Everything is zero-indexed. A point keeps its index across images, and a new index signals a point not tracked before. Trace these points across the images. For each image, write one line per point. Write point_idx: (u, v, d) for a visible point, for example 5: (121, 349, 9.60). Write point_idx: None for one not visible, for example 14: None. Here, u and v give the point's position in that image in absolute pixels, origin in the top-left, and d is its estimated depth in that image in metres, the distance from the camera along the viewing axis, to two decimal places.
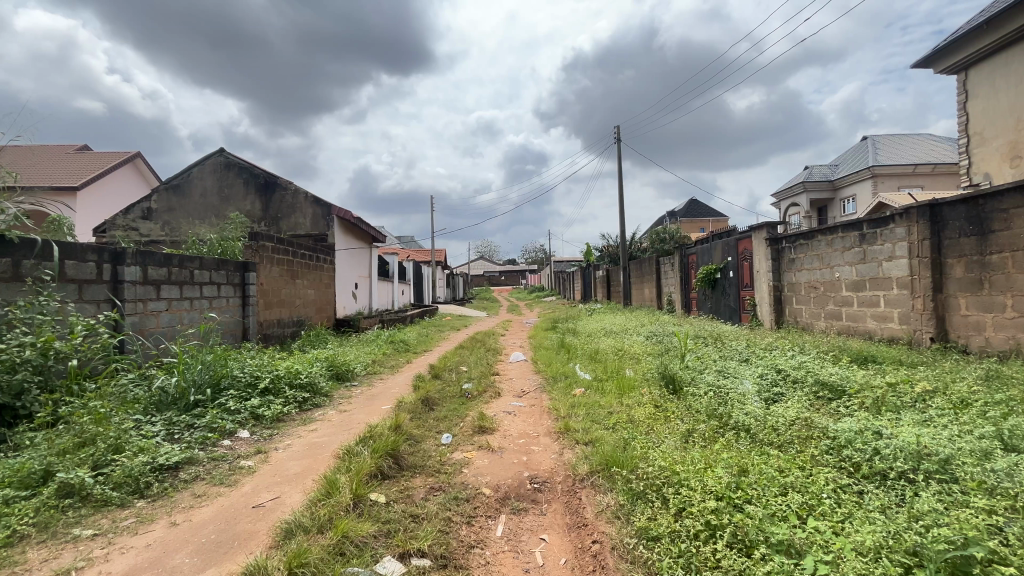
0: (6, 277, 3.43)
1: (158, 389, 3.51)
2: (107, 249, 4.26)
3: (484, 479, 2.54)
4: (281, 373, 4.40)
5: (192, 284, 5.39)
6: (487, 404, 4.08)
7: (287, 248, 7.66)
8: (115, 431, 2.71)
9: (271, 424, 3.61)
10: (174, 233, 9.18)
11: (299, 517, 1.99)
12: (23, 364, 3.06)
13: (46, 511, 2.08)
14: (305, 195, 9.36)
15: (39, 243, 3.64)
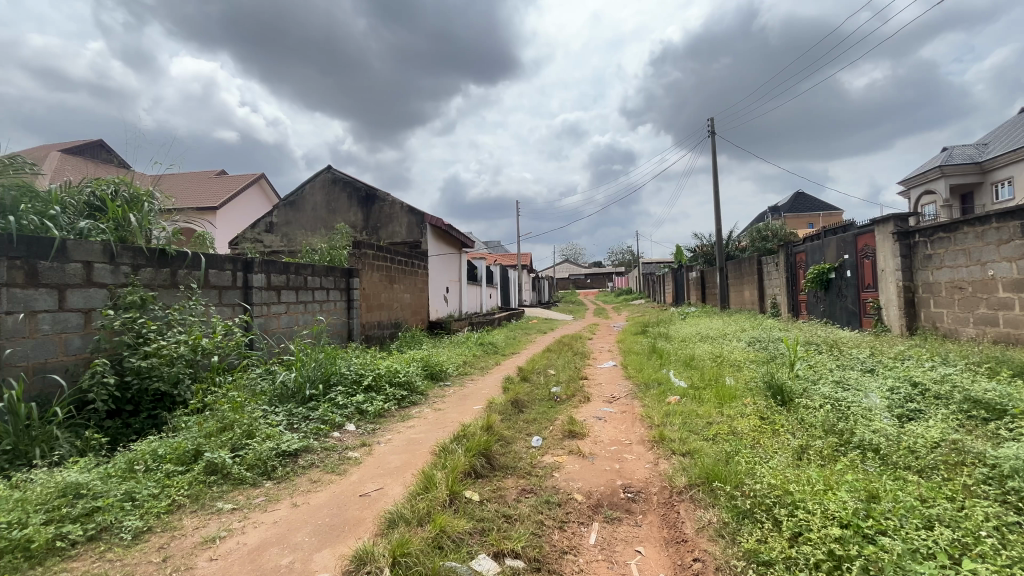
0: (166, 284, 4.07)
1: (280, 382, 3.94)
2: (241, 259, 4.88)
3: (576, 484, 2.51)
4: (382, 371, 4.72)
5: (306, 289, 5.99)
6: (576, 409, 4.03)
7: (385, 255, 8.21)
8: (248, 419, 3.09)
9: (374, 419, 3.88)
10: (291, 243, 10.25)
11: (400, 508, 2.11)
12: (179, 358, 3.62)
13: (197, 485, 2.42)
14: (401, 205, 10.00)
15: (190, 255, 4.27)
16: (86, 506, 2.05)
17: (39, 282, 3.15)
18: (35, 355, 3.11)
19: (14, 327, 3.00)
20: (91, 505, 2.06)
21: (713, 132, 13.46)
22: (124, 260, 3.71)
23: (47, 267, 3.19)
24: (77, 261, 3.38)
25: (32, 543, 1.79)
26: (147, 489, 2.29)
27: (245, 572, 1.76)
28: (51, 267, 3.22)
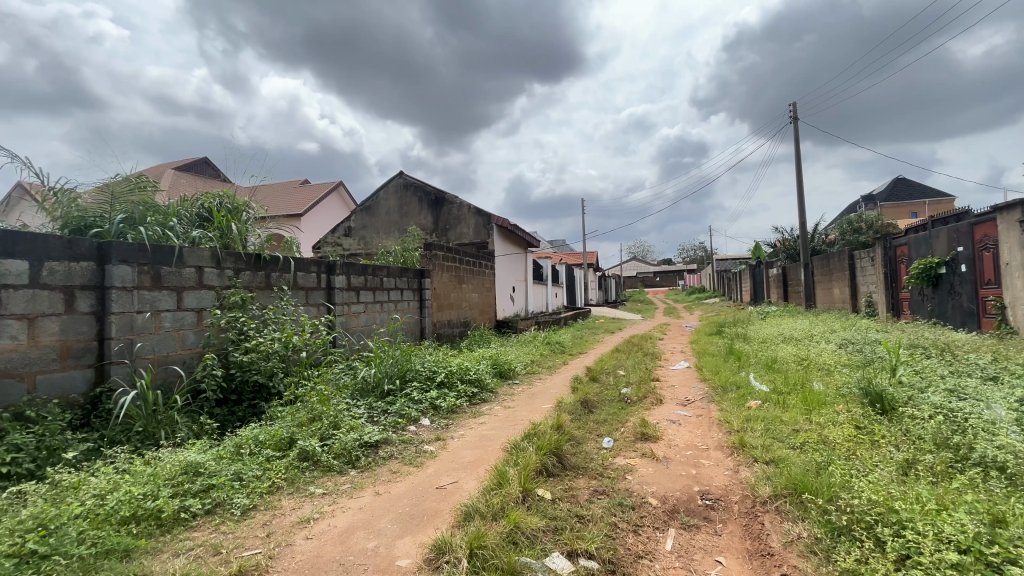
0: (262, 286, 4.48)
1: (361, 377, 4.20)
2: (324, 262, 5.26)
3: (650, 488, 2.45)
4: (453, 369, 4.87)
5: (382, 289, 6.33)
6: (648, 411, 3.92)
7: (454, 256, 8.46)
8: (334, 411, 3.33)
9: (447, 415, 4.02)
10: (367, 246, 10.83)
11: (476, 502, 2.17)
12: (274, 353, 3.97)
13: (292, 469, 2.65)
14: (469, 207, 10.26)
15: (281, 259, 4.66)
16: (204, 483, 2.32)
17: (162, 284, 3.59)
18: (159, 349, 3.55)
19: (143, 324, 3.45)
20: (206, 483, 2.33)
21: (796, 117, 12.49)
22: (228, 264, 4.13)
23: (168, 271, 3.63)
24: (191, 266, 3.81)
25: (162, 513, 2.06)
26: (252, 470, 2.54)
27: (336, 552, 1.90)
28: (171, 272, 3.66)
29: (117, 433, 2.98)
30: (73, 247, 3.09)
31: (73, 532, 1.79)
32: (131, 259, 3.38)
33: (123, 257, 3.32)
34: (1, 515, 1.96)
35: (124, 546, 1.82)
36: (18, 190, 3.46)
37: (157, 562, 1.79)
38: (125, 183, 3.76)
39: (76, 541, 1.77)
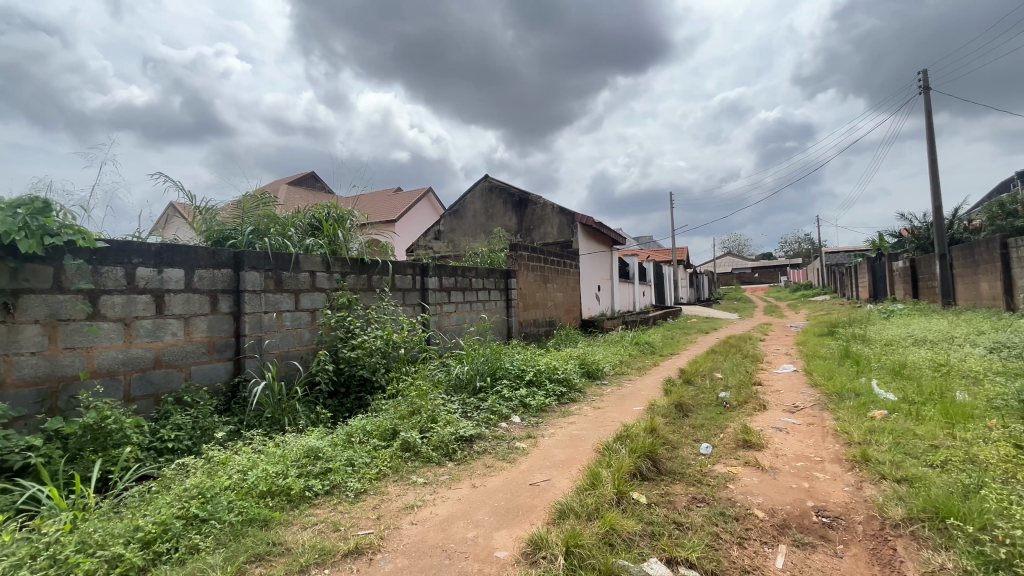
0: (365, 288, 4.87)
1: (455, 374, 4.40)
2: (419, 265, 5.57)
3: (756, 499, 2.29)
4: (542, 367, 4.92)
5: (471, 290, 6.56)
6: (750, 417, 3.66)
7: (539, 255, 8.53)
8: (431, 405, 3.51)
9: (536, 413, 4.07)
10: (456, 248, 11.27)
11: (570, 501, 2.18)
12: (377, 350, 4.30)
13: (397, 459, 2.86)
14: (552, 206, 10.29)
15: (381, 263, 5.04)
16: (323, 466, 2.58)
17: (283, 287, 4.04)
18: (282, 345, 4.01)
19: (269, 323, 3.92)
20: (325, 466, 2.59)
21: (927, 86, 10.87)
22: (336, 269, 4.55)
23: (288, 276, 4.08)
24: (306, 271, 4.25)
25: (291, 490, 2.32)
26: (362, 457, 2.78)
27: (440, 539, 2.01)
28: (290, 276, 4.11)
29: (252, 418, 3.42)
30: (216, 257, 3.59)
31: (224, 501, 2.10)
32: (259, 266, 3.85)
33: (253, 264, 3.80)
34: (171, 483, 2.34)
35: (263, 516, 2.09)
36: (168, 209, 4.06)
37: (289, 532, 2.02)
38: (252, 200, 4.29)
39: (227, 509, 2.08)
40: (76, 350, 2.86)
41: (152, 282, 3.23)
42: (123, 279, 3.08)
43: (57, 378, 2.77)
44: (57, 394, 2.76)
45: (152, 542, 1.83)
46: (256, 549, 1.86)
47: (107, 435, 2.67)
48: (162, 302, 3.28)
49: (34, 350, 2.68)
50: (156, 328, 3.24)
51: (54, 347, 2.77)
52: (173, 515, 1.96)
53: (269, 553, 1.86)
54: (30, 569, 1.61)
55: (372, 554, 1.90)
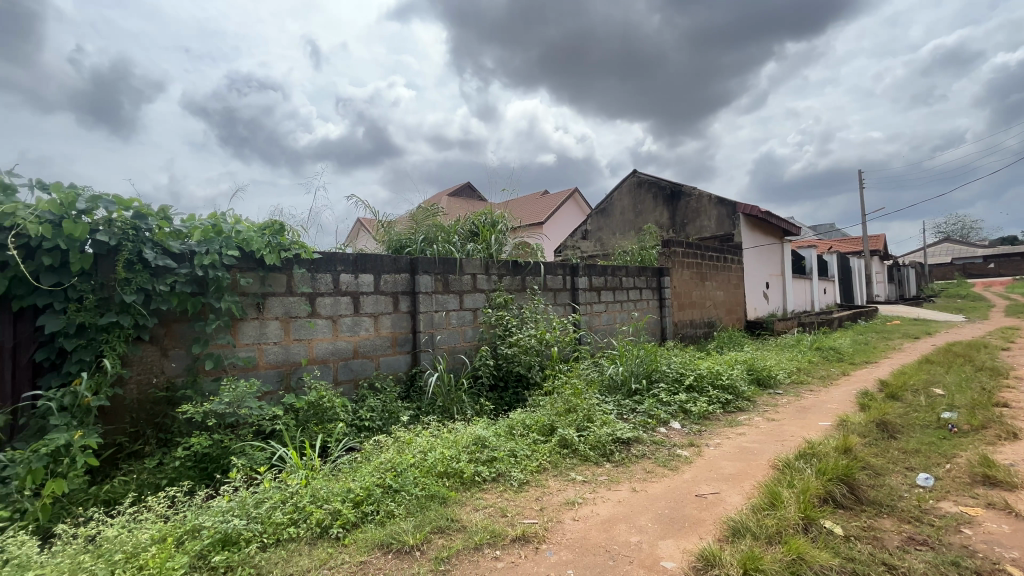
0: (520, 288, 5.12)
1: (609, 374, 4.35)
2: (569, 265, 5.65)
3: (1008, 552, 1.79)
4: (703, 372, 4.57)
5: (622, 289, 6.42)
6: (992, 447, 2.88)
7: (695, 251, 7.94)
8: (586, 404, 3.52)
9: (698, 420, 3.80)
10: (604, 247, 11.06)
11: (745, 519, 1.99)
12: (531, 348, 4.49)
13: (556, 454, 2.94)
14: (709, 197, 9.51)
15: (534, 264, 5.25)
16: (489, 455, 2.78)
17: (450, 289, 4.48)
18: (450, 341, 4.44)
19: (439, 321, 4.38)
20: (491, 454, 2.79)
21: None
22: (494, 271, 4.88)
23: (453, 278, 4.51)
24: (468, 274, 4.64)
25: (464, 473, 2.56)
26: (523, 449, 2.92)
27: (602, 538, 2.02)
28: (455, 278, 4.53)
29: (428, 405, 3.86)
30: (397, 263, 4.15)
31: (410, 476, 2.40)
32: (430, 270, 4.33)
33: (425, 269, 4.29)
34: (371, 454, 2.78)
35: (442, 493, 2.34)
36: (354, 224, 4.74)
37: (464, 511, 2.23)
38: (422, 212, 4.83)
39: (413, 483, 2.38)
40: (301, 341, 3.57)
41: (351, 286, 3.86)
42: (331, 283, 3.75)
43: (289, 362, 3.50)
44: (291, 375, 3.49)
45: (360, 503, 2.20)
46: (438, 522, 2.09)
47: (323, 411, 3.28)
48: (359, 302, 3.91)
49: (276, 340, 3.43)
50: (354, 324, 3.87)
51: (288, 338, 3.50)
52: (374, 483, 2.32)
53: (449, 528, 2.08)
54: (282, 511, 2.08)
55: (538, 543, 1.99)
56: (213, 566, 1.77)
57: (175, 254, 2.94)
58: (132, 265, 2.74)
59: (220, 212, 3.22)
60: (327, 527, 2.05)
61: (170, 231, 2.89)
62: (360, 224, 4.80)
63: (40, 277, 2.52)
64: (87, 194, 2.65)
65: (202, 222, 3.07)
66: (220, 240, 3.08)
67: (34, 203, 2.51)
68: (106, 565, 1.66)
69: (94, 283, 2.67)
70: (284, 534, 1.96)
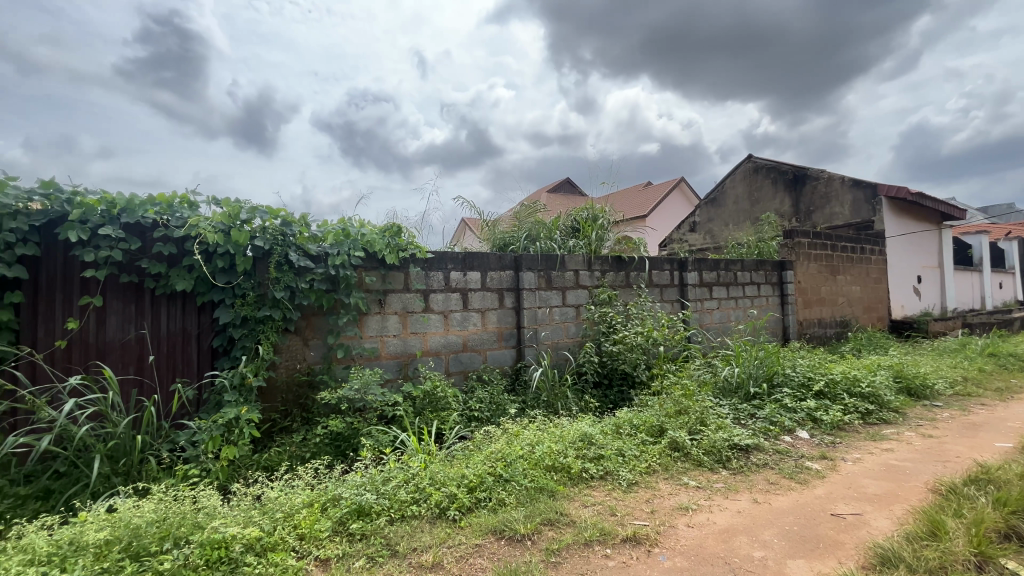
0: (624, 284, 4.98)
1: (723, 376, 4.07)
2: (676, 259, 5.37)
3: None
4: (837, 377, 4.06)
5: (736, 285, 5.95)
6: None
7: (825, 241, 7.07)
8: (699, 407, 3.32)
9: (832, 431, 3.39)
10: (715, 239, 10.31)
11: (897, 548, 1.75)
12: (637, 346, 4.35)
13: (666, 457, 2.83)
14: (842, 179, 8.37)
15: (639, 259, 5.07)
16: (596, 452, 2.76)
17: (553, 285, 4.52)
18: (553, 337, 4.49)
19: (543, 317, 4.44)
20: (598, 452, 2.76)
21: None
22: (597, 267, 4.81)
23: (556, 275, 4.54)
24: (571, 270, 4.64)
25: (571, 469, 2.57)
26: (631, 449, 2.85)
27: (720, 549, 1.90)
28: (558, 275, 4.55)
29: (533, 399, 3.94)
30: (502, 261, 4.28)
31: (519, 468, 2.48)
32: (533, 267, 4.41)
33: (529, 266, 4.38)
34: (482, 444, 2.91)
35: (550, 487, 2.38)
36: (459, 224, 4.99)
37: (572, 506, 2.25)
38: (524, 210, 4.92)
39: (522, 474, 2.45)
40: (417, 334, 3.85)
41: (460, 283, 4.07)
42: (442, 281, 3.99)
43: (407, 354, 3.80)
44: (408, 366, 3.79)
45: (473, 488, 2.33)
46: (548, 514, 2.14)
47: (437, 400, 3.52)
48: (467, 298, 4.11)
49: (395, 332, 3.75)
50: (464, 319, 4.08)
51: (406, 331, 3.80)
52: (485, 471, 2.44)
53: (559, 521, 2.11)
54: (406, 490, 2.28)
55: (649, 546, 1.94)
56: (351, 532, 2.00)
57: (313, 256, 3.34)
58: (281, 266, 3.18)
59: (348, 217, 3.59)
60: (445, 508, 2.20)
61: (309, 235, 3.30)
62: (465, 224, 5.05)
63: (216, 277, 3.03)
64: (248, 206, 3.12)
65: (334, 227, 3.45)
66: (349, 242, 3.43)
67: (210, 216, 3.01)
68: (270, 521, 1.97)
69: (253, 281, 3.14)
70: (408, 510, 2.15)
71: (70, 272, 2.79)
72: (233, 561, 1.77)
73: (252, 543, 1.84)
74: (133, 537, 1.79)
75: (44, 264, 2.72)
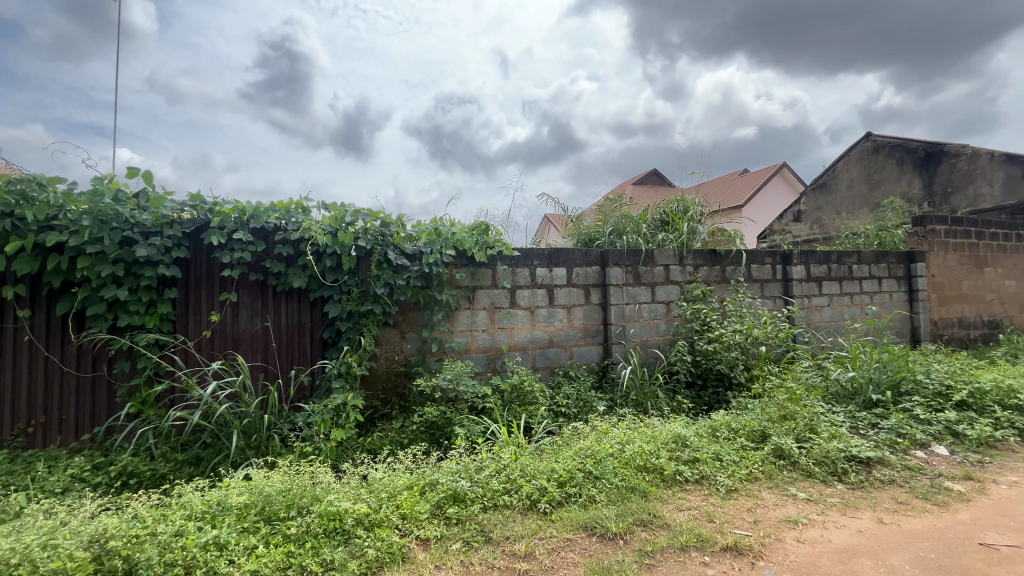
0: (718, 279, 4.69)
1: (836, 380, 3.67)
2: (779, 252, 4.94)
3: None
4: (985, 387, 3.49)
5: (852, 279, 5.33)
6: None
7: (967, 228, 6.08)
8: (809, 412, 3.03)
9: (978, 448, 2.92)
10: (824, 229, 9.30)
11: None
12: (735, 345, 4.08)
13: (770, 464, 2.62)
14: (991, 154, 7.13)
15: (736, 252, 4.73)
16: (690, 455, 2.64)
17: (641, 281, 4.38)
18: (642, 334, 4.35)
19: (631, 314, 4.32)
20: (693, 455, 2.64)
21: None
22: (689, 261, 4.58)
23: (645, 270, 4.40)
24: (661, 264, 4.46)
25: (664, 470, 2.49)
26: (729, 454, 2.68)
27: (838, 570, 1.74)
28: (647, 270, 4.40)
29: (621, 397, 3.86)
30: (588, 256, 4.24)
31: (610, 465, 2.45)
32: (621, 262, 4.30)
33: (616, 261, 4.28)
34: (571, 439, 2.91)
35: (642, 488, 2.32)
36: (541, 219, 5.01)
37: (667, 509, 2.17)
38: (610, 204, 4.80)
39: (613, 473, 2.42)
40: (505, 329, 3.95)
41: (546, 279, 4.10)
42: (529, 277, 4.04)
43: (495, 348, 3.91)
44: (496, 360, 3.90)
45: (564, 483, 2.34)
46: (641, 515, 2.09)
47: (525, 394, 3.58)
48: (553, 294, 4.12)
49: (484, 327, 3.87)
50: (550, 315, 4.10)
51: (494, 326, 3.91)
52: (575, 467, 2.44)
53: (652, 522, 2.05)
54: (498, 479, 2.35)
55: (754, 558, 1.82)
56: (448, 516, 2.11)
57: (409, 255, 3.55)
58: (381, 264, 3.42)
59: (440, 217, 3.76)
60: (536, 501, 2.24)
61: (405, 235, 3.51)
62: (547, 220, 5.14)
63: (326, 275, 3.34)
64: (351, 209, 3.40)
65: (427, 227, 3.64)
66: (441, 241, 3.60)
67: (321, 219, 3.32)
68: (377, 499, 2.14)
69: (357, 278, 3.42)
70: (501, 500, 2.22)
71: (212, 271, 3.23)
72: (346, 532, 1.96)
73: (362, 517, 2.01)
74: (266, 503, 2.04)
75: (193, 265, 3.18)
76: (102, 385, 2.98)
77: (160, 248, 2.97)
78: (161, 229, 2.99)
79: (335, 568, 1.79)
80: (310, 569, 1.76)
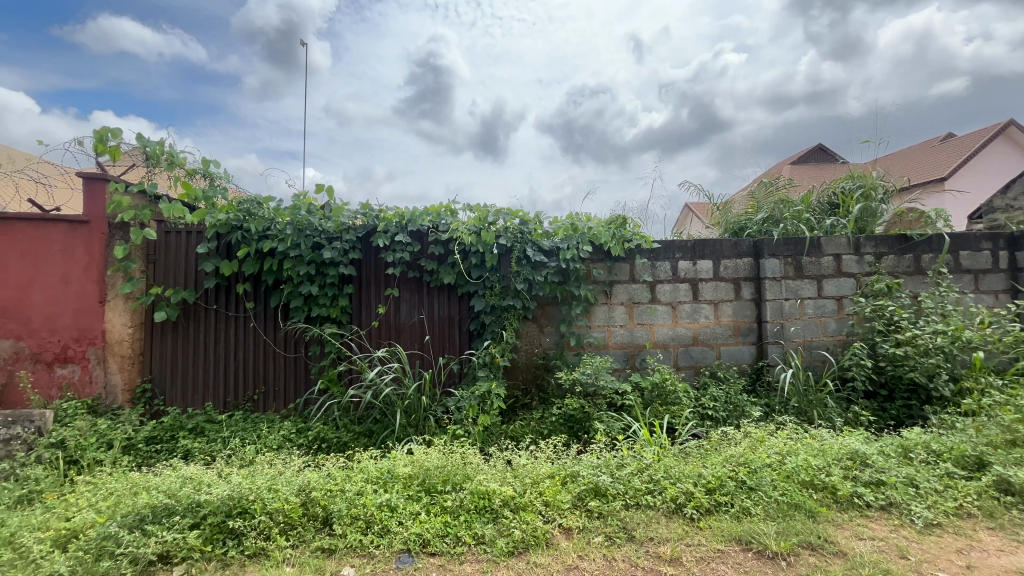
0: (911, 271, 3.90)
1: None
2: (1004, 234, 3.92)
3: None
4: None
5: None
6: None
7: None
8: None
9: None
10: None
11: None
12: (937, 350, 3.33)
13: (989, 500, 2.11)
14: None
15: (936, 236, 3.87)
16: (873, 476, 2.25)
17: (805, 273, 3.85)
18: (806, 333, 3.83)
19: (791, 310, 3.83)
20: (876, 477, 2.25)
21: None
22: (869, 249, 3.88)
23: (809, 261, 3.85)
24: (830, 254, 3.87)
25: (837, 490, 2.16)
26: (929, 481, 2.22)
27: None
28: (812, 261, 3.85)
29: (780, 404, 3.46)
30: (738, 247, 3.87)
31: (768, 477, 2.21)
32: (778, 252, 3.84)
33: (773, 252, 3.84)
34: (720, 445, 2.70)
35: (809, 506, 2.05)
36: (682, 209, 4.70)
37: (842, 535, 1.90)
38: (763, 188, 4.31)
39: (771, 485, 2.18)
40: (644, 325, 3.82)
41: (690, 273, 3.85)
42: (670, 271, 3.84)
43: (635, 344, 3.81)
44: (635, 357, 3.80)
45: (713, 490, 2.19)
46: (809, 536, 1.86)
47: (667, 393, 3.42)
48: (697, 289, 3.85)
49: (622, 323, 3.80)
50: (694, 311, 3.85)
51: (632, 321, 3.81)
52: (726, 474, 2.26)
53: (823, 547, 1.81)
54: (640, 479, 2.29)
55: None
56: (589, 509, 2.13)
57: (547, 251, 3.64)
58: (521, 261, 3.58)
59: (576, 212, 3.78)
60: (681, 505, 2.14)
61: (543, 232, 3.61)
62: (688, 210, 4.81)
63: (471, 272, 3.60)
64: (493, 210, 3.60)
65: (563, 223, 3.68)
66: (577, 236, 3.62)
67: (466, 220, 3.58)
68: (521, 484, 2.25)
69: (499, 275, 3.63)
70: (643, 499, 2.16)
71: (379, 270, 3.72)
72: (495, 511, 2.10)
73: (509, 499, 2.14)
74: (426, 475, 2.30)
75: (364, 265, 3.70)
76: (302, 364, 3.65)
77: (341, 250, 3.51)
78: (341, 235, 3.54)
79: (486, 542, 1.95)
80: (465, 541, 1.94)
